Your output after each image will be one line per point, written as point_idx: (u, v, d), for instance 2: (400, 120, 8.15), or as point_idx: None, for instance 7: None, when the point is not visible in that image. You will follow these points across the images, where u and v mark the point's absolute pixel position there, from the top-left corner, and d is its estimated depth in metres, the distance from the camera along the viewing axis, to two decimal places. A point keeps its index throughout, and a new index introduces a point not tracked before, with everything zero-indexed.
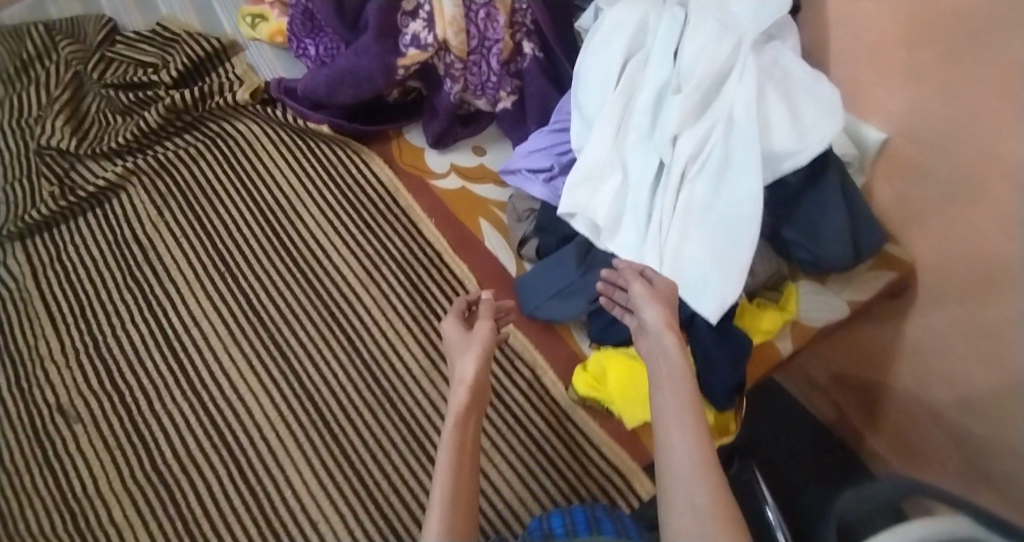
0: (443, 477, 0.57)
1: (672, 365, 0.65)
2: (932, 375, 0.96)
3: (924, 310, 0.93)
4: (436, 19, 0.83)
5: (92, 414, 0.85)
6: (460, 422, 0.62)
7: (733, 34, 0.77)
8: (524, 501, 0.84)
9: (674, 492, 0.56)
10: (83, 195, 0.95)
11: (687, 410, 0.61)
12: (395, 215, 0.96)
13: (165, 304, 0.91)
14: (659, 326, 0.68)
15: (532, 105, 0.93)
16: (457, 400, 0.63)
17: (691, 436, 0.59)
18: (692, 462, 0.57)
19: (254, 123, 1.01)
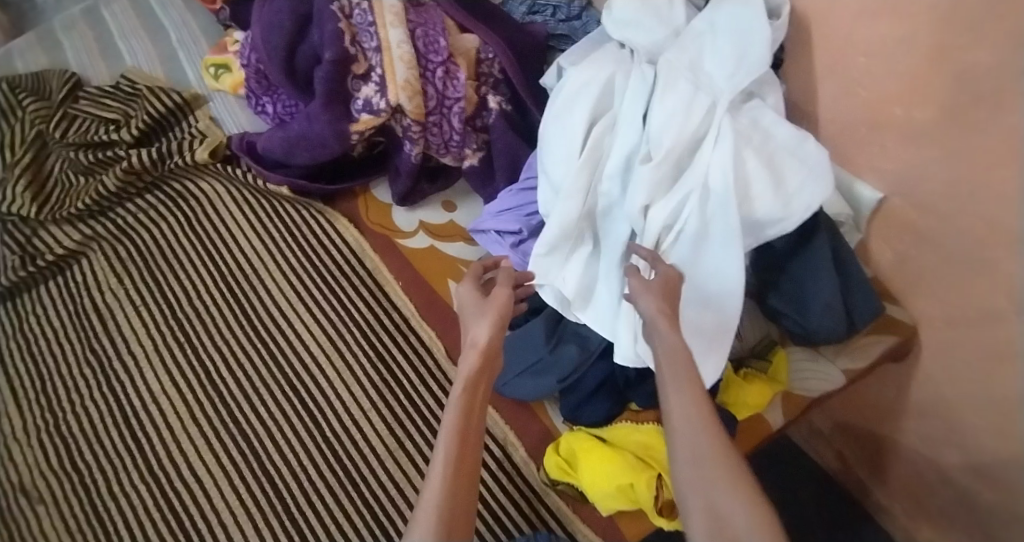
0: (446, 451, 0.53)
1: (663, 338, 0.59)
2: (944, 441, 0.89)
3: (931, 375, 0.85)
4: (387, 83, 0.81)
5: (52, 495, 0.82)
6: (468, 391, 0.57)
7: (710, 95, 0.70)
8: None
9: (681, 461, 0.53)
10: (42, 263, 0.93)
11: (684, 390, 0.55)
12: (359, 278, 0.92)
13: (123, 378, 0.88)
14: (651, 312, 0.61)
15: (501, 163, 0.87)
16: (468, 364, 0.58)
17: (700, 431, 0.53)
18: (706, 458, 0.51)
19: (217, 182, 0.98)
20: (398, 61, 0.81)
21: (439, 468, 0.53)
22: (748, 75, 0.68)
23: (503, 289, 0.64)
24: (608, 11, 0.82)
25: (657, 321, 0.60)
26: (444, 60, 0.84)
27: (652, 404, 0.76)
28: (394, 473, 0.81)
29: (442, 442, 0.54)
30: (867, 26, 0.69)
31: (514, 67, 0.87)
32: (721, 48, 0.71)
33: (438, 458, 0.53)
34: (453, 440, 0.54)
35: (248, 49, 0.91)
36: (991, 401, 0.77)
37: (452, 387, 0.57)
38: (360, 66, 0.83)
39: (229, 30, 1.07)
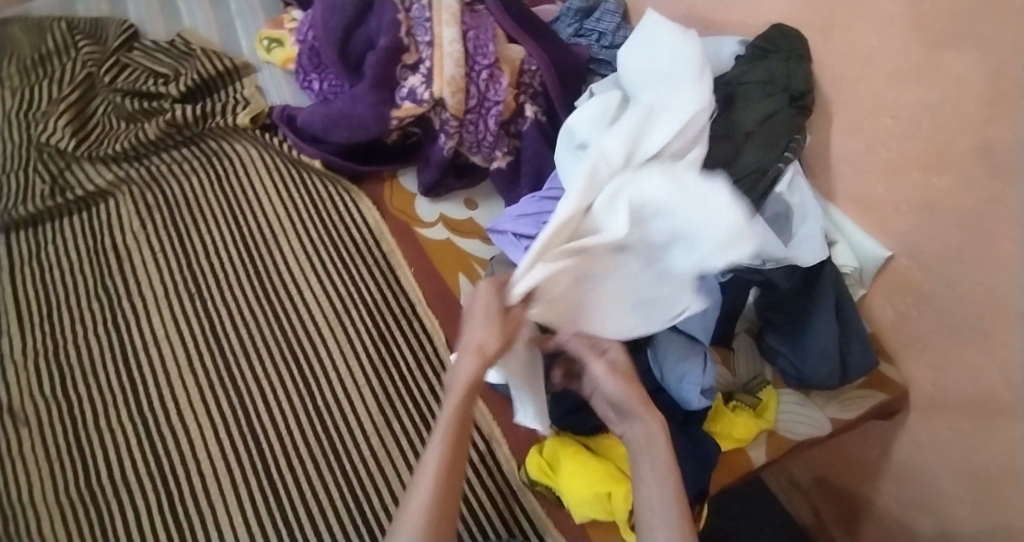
0: (438, 460, 0.55)
1: (651, 432, 0.62)
2: (921, 506, 0.90)
3: (915, 439, 0.87)
4: (434, 77, 0.84)
5: (39, 419, 0.82)
6: (462, 401, 0.56)
7: (662, 235, 0.63)
8: None
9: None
10: (71, 196, 0.95)
11: (665, 485, 0.59)
12: (374, 258, 0.94)
13: (130, 319, 0.89)
14: (636, 407, 0.63)
15: (527, 170, 0.89)
16: (466, 375, 0.56)
17: (667, 481, 0.59)
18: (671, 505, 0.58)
19: (253, 147, 1.01)
20: (448, 57, 0.83)
21: (429, 470, 0.55)
22: (687, 259, 0.63)
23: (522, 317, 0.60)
24: (624, 49, 0.82)
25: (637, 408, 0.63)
26: (489, 64, 0.86)
27: None
28: (379, 451, 0.82)
29: (434, 446, 0.56)
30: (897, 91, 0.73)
31: (555, 82, 0.90)
32: (707, 201, 0.61)
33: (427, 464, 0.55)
34: (446, 447, 0.56)
35: (306, 27, 0.96)
36: (970, 470, 0.80)
37: (446, 398, 0.56)
38: (410, 57, 0.87)
39: (287, 8, 1.11)
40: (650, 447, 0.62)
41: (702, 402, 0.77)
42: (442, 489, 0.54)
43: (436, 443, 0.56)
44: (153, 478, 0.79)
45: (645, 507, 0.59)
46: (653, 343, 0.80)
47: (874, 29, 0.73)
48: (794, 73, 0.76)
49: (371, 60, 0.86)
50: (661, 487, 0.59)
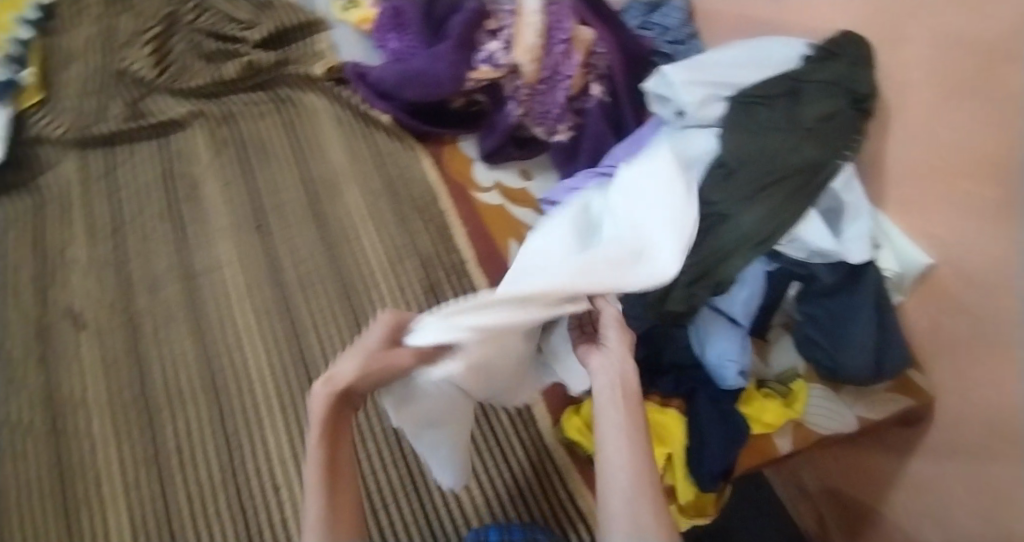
0: (316, 506, 0.51)
1: (623, 379, 0.56)
2: (931, 515, 0.92)
3: (933, 448, 0.89)
4: (514, 44, 0.88)
5: (99, 326, 0.85)
6: (326, 436, 0.51)
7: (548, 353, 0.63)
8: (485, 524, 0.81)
9: (615, 512, 0.52)
10: (147, 124, 0.99)
11: (632, 431, 0.54)
12: (429, 215, 0.97)
13: (193, 243, 0.92)
14: (616, 349, 0.58)
15: (587, 146, 0.91)
16: (319, 411, 0.50)
17: (639, 455, 0.53)
18: (640, 481, 0.52)
19: (321, 97, 1.04)
20: (528, 26, 0.88)
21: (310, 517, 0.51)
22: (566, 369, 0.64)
23: (404, 352, 0.51)
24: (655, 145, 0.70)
25: (623, 359, 0.57)
26: (565, 37, 0.88)
27: (675, 392, 0.82)
28: None
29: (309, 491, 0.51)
30: (948, 102, 0.73)
31: (622, 69, 0.92)
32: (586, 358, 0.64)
33: (308, 510, 0.51)
34: (321, 489, 0.51)
35: None
36: (988, 486, 0.81)
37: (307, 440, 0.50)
38: (492, 23, 0.92)
39: None
40: (622, 413, 0.55)
41: (738, 382, 0.80)
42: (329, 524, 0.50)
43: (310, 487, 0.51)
44: (201, 395, 0.82)
45: (609, 481, 0.53)
46: (696, 322, 0.83)
47: (937, 36, 0.73)
48: (860, 75, 0.77)
49: (457, 24, 0.91)
50: (625, 432, 0.54)
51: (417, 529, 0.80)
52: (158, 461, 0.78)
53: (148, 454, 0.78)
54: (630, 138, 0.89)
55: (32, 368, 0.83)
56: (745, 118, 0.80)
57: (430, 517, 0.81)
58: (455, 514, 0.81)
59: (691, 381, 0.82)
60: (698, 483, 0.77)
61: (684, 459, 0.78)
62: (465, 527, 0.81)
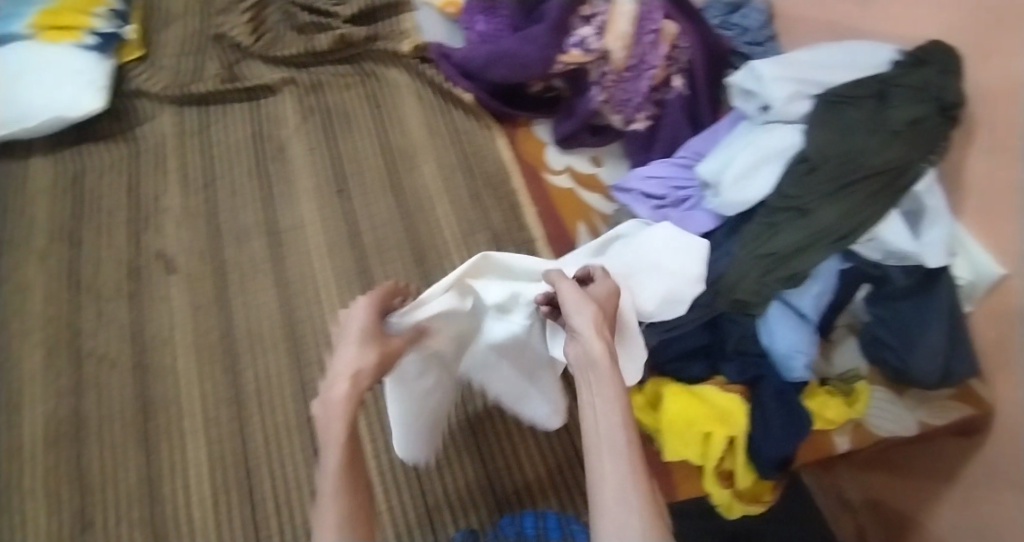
0: (334, 493, 0.51)
1: (601, 373, 0.57)
2: (971, 530, 0.90)
3: (982, 465, 0.88)
4: (607, 29, 0.90)
5: (189, 273, 0.92)
6: (346, 433, 0.55)
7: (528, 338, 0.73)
8: (537, 485, 0.85)
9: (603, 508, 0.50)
10: (240, 87, 1.03)
11: (615, 424, 0.54)
12: (501, 194, 0.99)
13: (282, 202, 0.97)
14: (588, 336, 0.59)
15: (664, 137, 0.94)
16: (343, 408, 0.56)
17: (625, 459, 0.52)
18: (627, 482, 0.50)
19: (405, 74, 1.07)
20: (623, 14, 0.90)
21: (327, 505, 0.50)
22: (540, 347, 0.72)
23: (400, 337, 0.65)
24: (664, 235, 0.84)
25: (592, 348, 0.58)
26: (655, 28, 0.91)
27: (739, 379, 0.83)
28: None
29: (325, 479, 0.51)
30: (1013, 106, 0.72)
31: (701, 62, 0.94)
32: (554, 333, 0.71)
33: (324, 501, 0.50)
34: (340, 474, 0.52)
35: None
36: None
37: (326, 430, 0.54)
38: (586, 8, 0.93)
39: None
40: (603, 409, 0.55)
41: (803, 374, 0.81)
42: (353, 515, 0.50)
43: (328, 472, 0.52)
44: (282, 346, 0.89)
45: (597, 486, 0.51)
46: (764, 313, 0.83)
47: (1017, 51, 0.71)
48: (947, 83, 0.76)
49: (552, 8, 0.93)
50: (608, 425, 0.54)
51: (482, 492, 0.84)
52: (240, 400, 0.85)
53: (230, 392, 0.86)
54: (708, 133, 0.92)
55: (126, 302, 0.91)
56: (830, 116, 0.81)
57: (492, 482, 0.84)
58: (519, 484, 0.85)
59: (758, 370, 0.82)
60: (759, 471, 0.80)
61: (745, 444, 0.80)
62: (528, 496, 0.84)
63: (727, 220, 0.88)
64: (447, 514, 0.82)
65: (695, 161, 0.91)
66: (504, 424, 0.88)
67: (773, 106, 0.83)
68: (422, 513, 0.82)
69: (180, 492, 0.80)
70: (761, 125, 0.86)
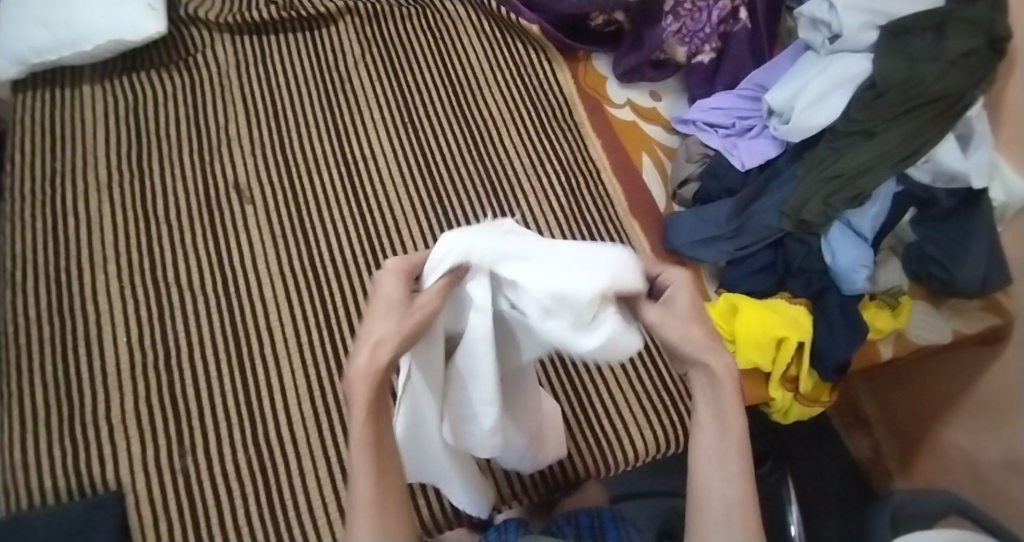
0: (365, 475, 0.45)
1: (715, 379, 0.48)
2: (985, 433, 0.95)
3: (997, 374, 0.93)
4: None
5: (264, 201, 0.94)
6: (371, 419, 0.44)
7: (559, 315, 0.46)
8: (612, 394, 0.88)
9: (703, 508, 0.48)
10: (297, 15, 1.06)
11: (723, 425, 0.48)
12: (566, 124, 1.04)
13: (353, 130, 1.01)
14: (700, 354, 0.47)
15: (726, 69, 1.01)
16: (365, 388, 0.43)
17: (729, 466, 0.48)
18: (735, 518, 0.47)
19: (463, 6, 1.11)
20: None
21: (360, 487, 0.45)
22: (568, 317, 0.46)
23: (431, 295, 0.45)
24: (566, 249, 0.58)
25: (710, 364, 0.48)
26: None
27: (804, 292, 0.89)
28: None
29: (357, 460, 0.45)
30: None
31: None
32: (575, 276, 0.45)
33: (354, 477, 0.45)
34: (369, 456, 0.45)
35: None
36: None
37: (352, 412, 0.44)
38: None
39: None
40: (709, 413, 0.49)
41: (864, 287, 0.86)
42: (381, 512, 0.45)
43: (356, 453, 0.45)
44: (367, 272, 0.92)
45: (703, 507, 0.48)
46: (826, 234, 0.88)
47: None
48: (997, 18, 0.80)
49: None
50: (713, 427, 0.49)
51: (572, 405, 0.87)
52: (330, 325, 0.88)
53: (320, 319, 0.88)
54: (768, 66, 0.98)
55: (204, 231, 0.91)
56: (898, 44, 0.84)
57: (586, 409, 0.87)
58: (602, 394, 0.88)
59: (823, 282, 0.88)
60: (822, 376, 0.87)
61: (810, 351, 0.87)
62: (624, 429, 0.86)
63: (788, 147, 0.92)
64: None
65: (758, 92, 0.97)
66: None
67: (842, 35, 0.87)
68: None
69: (281, 412, 0.83)
70: (829, 56, 0.90)
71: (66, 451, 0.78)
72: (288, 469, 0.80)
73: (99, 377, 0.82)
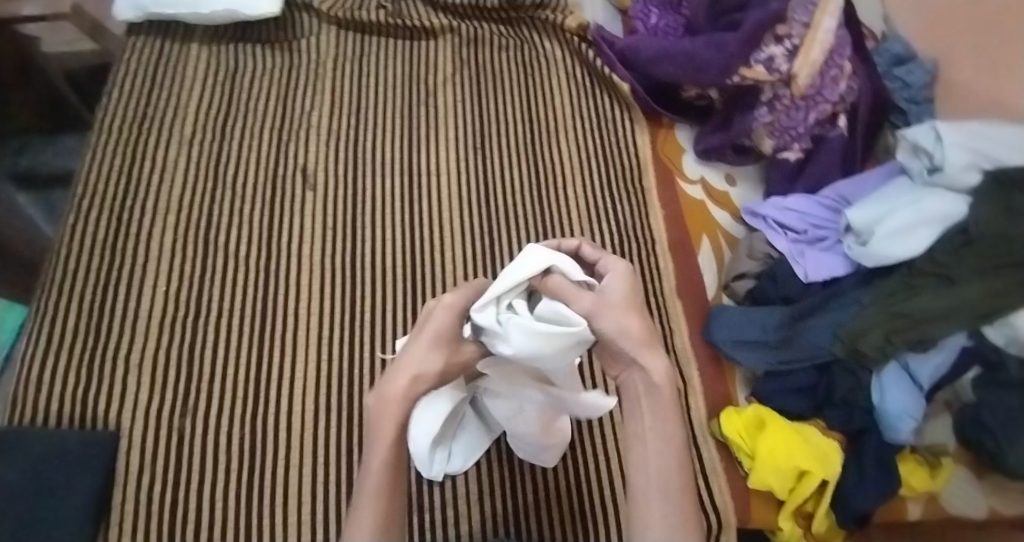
0: (374, 487, 0.51)
1: (653, 388, 0.53)
2: None
3: None
4: (800, 56, 0.92)
5: (326, 191, 0.96)
6: (394, 439, 0.50)
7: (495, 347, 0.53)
8: (613, 475, 0.84)
9: (643, 514, 0.52)
10: (403, 24, 1.09)
11: (665, 435, 0.53)
12: (634, 187, 1.02)
13: (425, 143, 1.02)
14: (638, 355, 0.52)
15: (811, 173, 0.97)
16: (396, 411, 0.49)
17: (670, 478, 0.52)
18: (676, 530, 0.51)
19: (562, 48, 1.12)
20: (820, 43, 0.91)
21: (368, 497, 0.51)
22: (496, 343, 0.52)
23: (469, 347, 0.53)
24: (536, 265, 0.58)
25: (653, 374, 0.52)
26: (841, 64, 0.94)
27: (840, 427, 0.83)
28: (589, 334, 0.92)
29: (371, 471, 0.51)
30: None
31: (867, 110, 0.97)
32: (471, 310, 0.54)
33: (365, 487, 0.51)
34: (381, 472, 0.51)
35: None
36: None
37: (378, 430, 0.50)
38: (783, 29, 0.93)
39: None
40: (650, 419, 0.53)
41: (908, 438, 0.79)
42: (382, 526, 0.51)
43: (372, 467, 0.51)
44: (402, 283, 0.91)
45: (644, 517, 0.52)
46: (880, 371, 0.81)
47: None
48: None
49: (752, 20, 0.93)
50: (657, 435, 0.53)
51: (568, 476, 0.83)
52: (353, 324, 0.88)
53: (345, 316, 0.88)
54: (857, 179, 0.94)
55: (263, 205, 0.94)
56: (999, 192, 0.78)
57: (582, 484, 0.83)
58: (602, 474, 0.84)
59: (864, 422, 0.83)
60: (839, 520, 0.81)
61: (833, 489, 0.80)
62: (616, 517, 0.81)
63: (858, 269, 0.87)
64: (530, 493, 0.82)
65: (838, 204, 0.93)
66: (602, 430, 0.86)
67: (943, 170, 0.82)
68: (502, 475, 0.82)
69: (284, 397, 0.83)
70: (921, 185, 0.86)
71: (77, 380, 0.80)
72: (274, 455, 0.80)
73: (127, 319, 0.84)
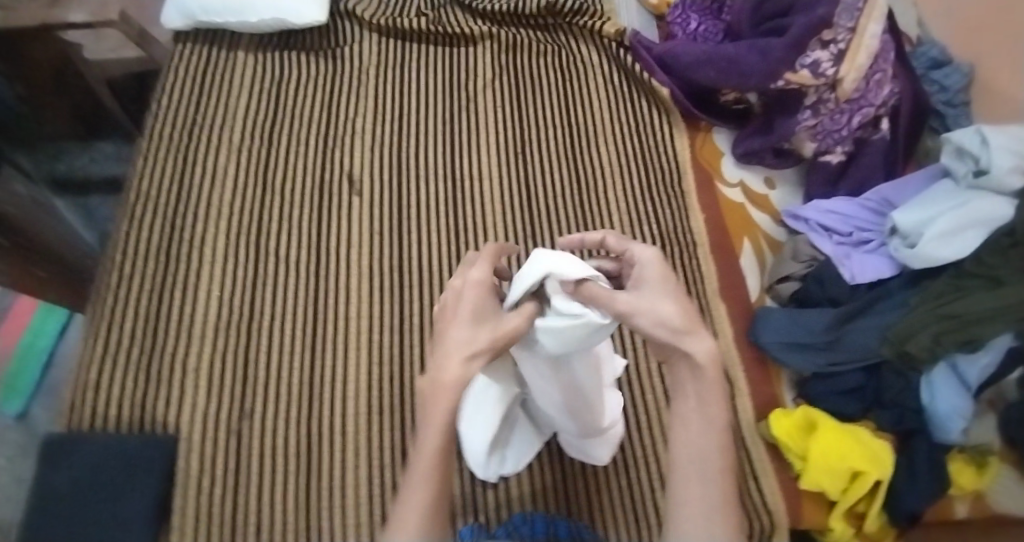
0: (424, 477, 0.47)
1: (695, 368, 0.51)
2: None
3: None
4: (846, 60, 0.93)
5: (372, 196, 0.97)
6: (447, 422, 0.47)
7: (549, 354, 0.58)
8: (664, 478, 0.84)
9: (680, 497, 0.50)
10: (443, 31, 1.10)
11: (707, 417, 0.51)
12: (675, 191, 1.03)
13: (468, 148, 1.03)
14: (689, 348, 0.50)
15: (853, 176, 0.99)
16: (448, 398, 0.46)
17: (709, 461, 0.51)
18: (714, 513, 0.49)
19: (599, 54, 1.13)
20: (866, 48, 0.93)
21: (417, 490, 0.47)
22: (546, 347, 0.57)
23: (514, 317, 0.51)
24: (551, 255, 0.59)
25: (698, 356, 0.50)
26: (885, 69, 0.96)
27: (890, 428, 0.84)
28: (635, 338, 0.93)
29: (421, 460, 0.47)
30: None
31: (908, 113, 0.98)
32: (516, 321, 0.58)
33: (412, 480, 0.47)
34: (432, 460, 0.47)
35: None
36: None
37: (430, 414, 0.47)
38: (829, 34, 0.93)
39: None
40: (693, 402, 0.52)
41: (958, 436, 0.80)
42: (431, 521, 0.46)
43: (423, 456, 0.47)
44: None
45: (681, 499, 0.50)
46: (929, 372, 0.82)
47: None
48: None
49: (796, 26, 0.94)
50: (699, 416, 0.51)
51: (620, 479, 0.83)
52: (403, 327, 0.89)
53: (395, 320, 0.89)
54: (899, 182, 0.95)
55: (311, 210, 0.95)
56: None
57: (634, 487, 0.83)
58: (652, 476, 0.84)
59: (914, 423, 0.83)
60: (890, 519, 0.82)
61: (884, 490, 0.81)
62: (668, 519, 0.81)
63: (904, 272, 0.88)
64: (584, 496, 0.82)
65: (880, 207, 0.94)
66: (651, 433, 0.87)
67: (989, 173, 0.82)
68: (555, 477, 0.83)
69: (338, 401, 0.83)
70: (966, 188, 0.86)
71: (135, 385, 0.81)
72: (331, 458, 0.80)
73: (181, 324, 0.85)
